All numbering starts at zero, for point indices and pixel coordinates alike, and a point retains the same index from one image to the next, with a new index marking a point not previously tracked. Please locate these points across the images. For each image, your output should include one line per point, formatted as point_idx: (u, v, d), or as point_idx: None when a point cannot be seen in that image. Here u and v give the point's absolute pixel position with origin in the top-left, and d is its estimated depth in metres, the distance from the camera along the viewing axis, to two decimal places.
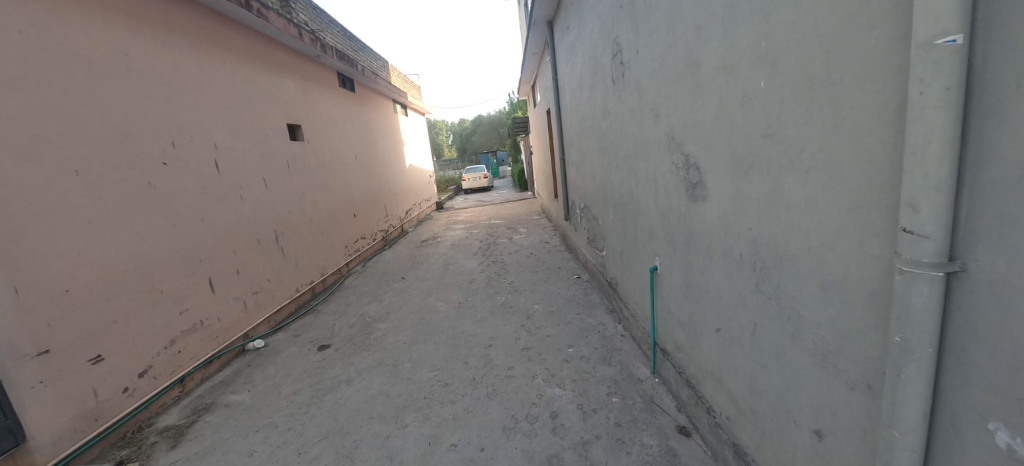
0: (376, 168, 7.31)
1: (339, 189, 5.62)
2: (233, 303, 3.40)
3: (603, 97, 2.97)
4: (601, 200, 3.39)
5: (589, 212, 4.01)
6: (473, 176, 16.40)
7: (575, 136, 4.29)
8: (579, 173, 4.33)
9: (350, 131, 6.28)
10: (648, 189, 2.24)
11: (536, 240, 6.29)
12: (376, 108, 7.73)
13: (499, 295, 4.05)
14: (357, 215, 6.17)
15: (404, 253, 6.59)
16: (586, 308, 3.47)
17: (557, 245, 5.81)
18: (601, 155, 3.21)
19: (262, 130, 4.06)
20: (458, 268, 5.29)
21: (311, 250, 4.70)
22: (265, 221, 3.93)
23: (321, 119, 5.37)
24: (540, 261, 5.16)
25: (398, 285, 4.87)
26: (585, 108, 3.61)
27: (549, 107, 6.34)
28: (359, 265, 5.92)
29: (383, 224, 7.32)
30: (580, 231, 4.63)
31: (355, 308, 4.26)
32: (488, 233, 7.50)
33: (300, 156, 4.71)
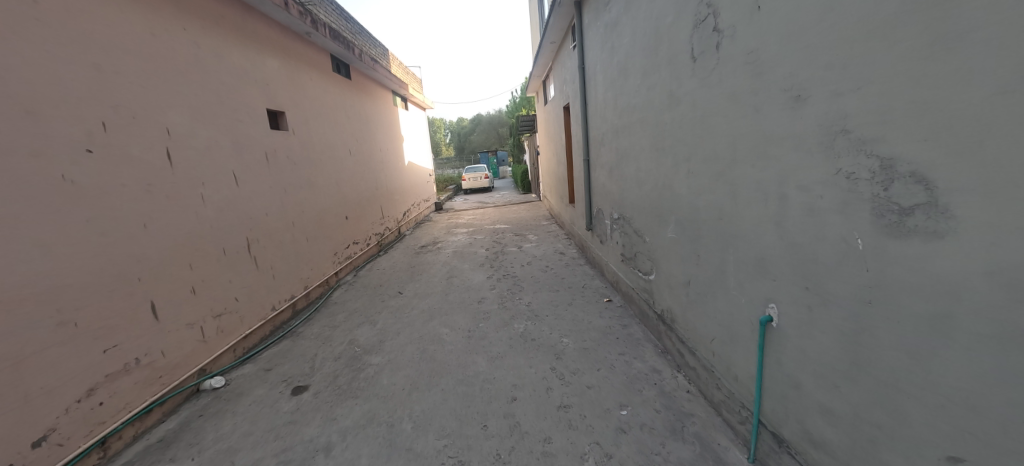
0: (372, 165, 6.55)
1: (328, 188, 4.88)
2: (186, 331, 2.68)
3: (669, 82, 2.30)
4: (652, 213, 2.72)
5: (628, 225, 3.31)
6: (473, 175, 15.68)
7: (609, 134, 3.61)
8: (613, 178, 3.64)
9: (343, 122, 5.52)
10: (760, 205, 1.58)
11: (551, 251, 5.58)
12: (373, 99, 6.96)
13: (516, 323, 3.34)
14: (348, 217, 5.42)
15: (401, 262, 5.84)
16: (630, 347, 2.78)
17: (576, 258, 5.11)
18: (658, 156, 2.54)
19: (234, 115, 3.35)
20: (463, 283, 4.57)
21: (291, 260, 3.97)
22: (233, 226, 3.20)
23: (310, 106, 4.64)
24: (559, 278, 4.46)
25: (394, 302, 4.15)
26: (633, 98, 2.93)
27: (567, 101, 5.63)
28: (349, 275, 5.19)
29: (378, 227, 6.58)
30: (610, 246, 3.94)
31: (342, 331, 3.54)
32: (495, 240, 6.78)
33: (282, 148, 3.99)
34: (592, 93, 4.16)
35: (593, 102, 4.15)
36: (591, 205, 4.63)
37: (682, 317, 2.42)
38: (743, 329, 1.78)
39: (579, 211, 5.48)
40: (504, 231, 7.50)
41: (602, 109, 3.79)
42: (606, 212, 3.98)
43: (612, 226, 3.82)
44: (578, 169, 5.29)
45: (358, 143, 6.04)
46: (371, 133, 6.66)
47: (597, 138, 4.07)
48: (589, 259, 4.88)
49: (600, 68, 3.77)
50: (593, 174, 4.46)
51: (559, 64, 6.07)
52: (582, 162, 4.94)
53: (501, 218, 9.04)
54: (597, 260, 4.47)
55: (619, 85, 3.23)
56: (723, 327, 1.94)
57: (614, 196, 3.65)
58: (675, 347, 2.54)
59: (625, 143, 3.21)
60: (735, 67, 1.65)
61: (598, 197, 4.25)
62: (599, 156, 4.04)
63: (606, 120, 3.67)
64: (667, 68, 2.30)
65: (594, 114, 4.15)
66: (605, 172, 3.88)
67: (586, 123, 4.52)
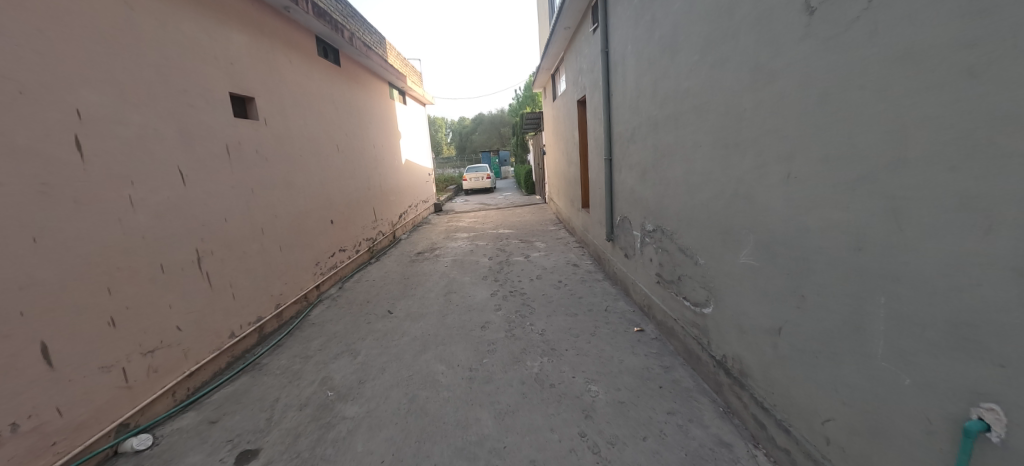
0: (364, 163, 5.90)
1: (309, 188, 4.23)
2: (99, 377, 2.05)
3: (755, 50, 1.66)
4: (714, 228, 2.07)
5: (671, 241, 2.65)
6: (473, 175, 15.05)
7: (644, 127, 2.97)
8: (648, 182, 2.98)
9: (329, 114, 4.87)
10: (980, 238, 0.94)
11: (563, 262, 4.93)
12: (366, 90, 6.29)
13: (529, 361, 2.69)
14: (334, 222, 4.76)
15: (393, 272, 5.18)
16: (679, 403, 2.14)
17: (593, 273, 4.46)
18: (728, 154, 1.90)
19: (183, 98, 2.71)
20: (463, 301, 3.92)
21: (259, 274, 3.32)
22: (178, 236, 2.56)
23: (288, 93, 3.99)
24: (575, 297, 3.81)
25: (381, 325, 3.50)
26: (685, 80, 2.28)
27: (584, 93, 4.97)
28: (333, 287, 4.54)
29: (370, 231, 5.93)
30: (640, 263, 3.29)
31: (314, 365, 2.89)
32: (499, 247, 6.12)
33: (249, 140, 3.34)
34: (618, 80, 3.52)
35: (620, 92, 3.49)
36: (613, 213, 3.98)
37: (764, 374, 1.77)
38: (920, 428, 1.13)
39: (596, 218, 4.84)
40: (508, 236, 6.85)
41: (634, 99, 3.15)
42: (635, 224, 3.33)
43: (643, 239, 3.18)
44: (595, 171, 4.64)
45: (348, 137, 5.38)
46: (363, 128, 6.00)
47: (624, 134, 3.44)
48: (609, 275, 4.22)
49: (632, 48, 3.11)
50: (616, 176, 3.81)
51: (573, 52, 5.41)
52: (602, 163, 4.30)
53: (504, 222, 8.37)
54: (621, 277, 3.82)
55: (662, 67, 2.58)
56: (860, 411, 1.29)
57: (649, 204, 3.00)
58: (748, 410, 1.90)
59: (668, 139, 2.57)
60: (918, 9, 1.02)
61: (624, 204, 3.61)
62: (628, 155, 3.40)
63: (640, 111, 3.03)
64: (754, 32, 1.66)
65: (620, 106, 3.50)
66: (636, 175, 3.23)
67: (609, 118, 3.87)
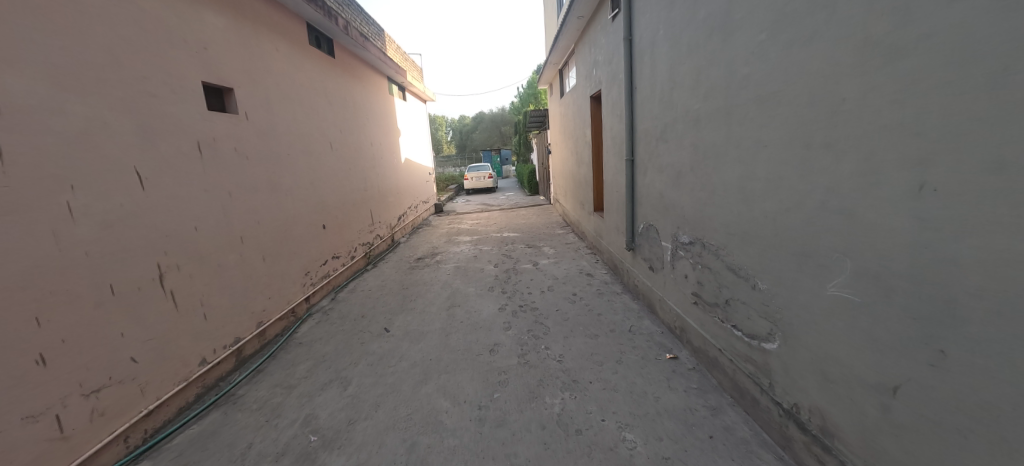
0: (360, 162, 5.49)
1: (298, 190, 3.83)
2: (21, 430, 1.66)
3: (863, 18, 1.25)
4: (785, 247, 1.67)
5: (716, 258, 2.25)
6: (475, 175, 14.62)
7: (679, 123, 2.58)
8: (683, 187, 2.58)
9: (322, 108, 4.46)
10: None
11: (576, 272, 4.52)
12: (363, 83, 5.87)
13: (548, 397, 2.30)
14: (327, 226, 4.36)
15: (391, 281, 4.78)
16: (739, 462, 1.74)
17: (610, 284, 4.06)
18: (812, 154, 1.50)
19: (143, 87, 2.32)
20: (469, 317, 3.52)
21: (237, 289, 2.92)
22: (133, 250, 2.17)
23: (275, 84, 3.59)
24: (593, 313, 3.41)
25: (377, 346, 3.09)
26: (742, 64, 1.88)
27: (600, 87, 4.55)
28: (325, 299, 4.13)
29: (366, 235, 5.52)
30: (671, 279, 2.88)
31: (298, 399, 2.49)
32: (505, 252, 5.72)
33: (227, 137, 2.94)
34: (645, 70, 3.11)
35: (647, 83, 3.09)
36: (635, 220, 3.58)
37: (865, 442, 1.37)
38: None
39: (611, 224, 4.44)
40: (513, 241, 6.44)
41: (666, 91, 2.75)
42: (665, 233, 2.93)
43: (675, 252, 2.79)
44: (612, 172, 4.26)
45: (343, 133, 4.97)
46: (360, 124, 5.60)
47: (653, 131, 3.03)
48: (629, 289, 3.82)
49: (665, 32, 2.70)
50: (639, 179, 3.41)
51: (587, 42, 4.99)
52: (621, 163, 3.90)
53: (509, 225, 7.96)
54: (645, 291, 3.41)
55: (707, 51, 2.18)
56: None
57: (684, 212, 2.60)
58: None
59: (714, 136, 2.17)
60: None
61: (650, 210, 3.21)
62: (656, 155, 3.00)
63: (675, 104, 2.62)
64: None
65: (647, 100, 3.09)
66: (667, 178, 2.83)
67: (631, 113, 3.46)
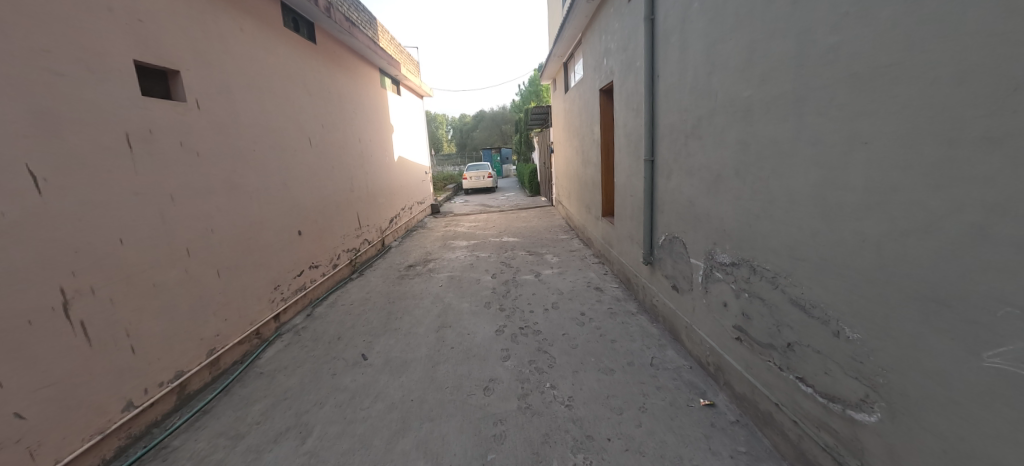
0: (346, 161, 4.99)
1: (266, 192, 3.34)
2: None
3: None
4: (900, 287, 1.19)
5: (771, 288, 1.77)
6: (475, 174, 14.17)
7: (720, 115, 2.08)
8: (724, 194, 2.09)
9: (300, 100, 3.96)
10: None
11: (583, 285, 4.02)
12: (351, 74, 5.37)
13: (556, 461, 1.81)
14: (303, 232, 3.86)
15: (377, 292, 4.28)
16: None
17: (623, 302, 3.56)
18: (960, 156, 1.02)
19: (44, 63, 1.83)
20: (461, 341, 3.02)
21: (181, 312, 2.43)
22: (22, 272, 1.69)
23: (239, 69, 3.10)
24: (606, 339, 2.91)
25: (350, 379, 2.60)
26: (825, 32, 1.39)
27: (612, 78, 4.05)
28: (298, 316, 3.64)
29: (352, 240, 5.03)
30: (704, 304, 2.39)
31: (244, 454, 2.00)
32: (504, 260, 5.21)
33: (171, 128, 2.46)
34: (672, 54, 2.61)
35: (673, 70, 2.59)
36: (656, 230, 3.08)
37: None
38: None
39: (623, 232, 3.94)
40: (513, 247, 5.93)
41: (701, 76, 2.25)
42: (696, 249, 2.43)
43: (709, 273, 2.29)
44: (625, 174, 3.77)
45: (326, 128, 4.48)
46: (346, 118, 5.11)
47: (681, 126, 2.53)
48: (647, 309, 3.32)
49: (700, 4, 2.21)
50: (661, 183, 2.91)
51: (597, 29, 4.48)
52: (638, 164, 3.40)
53: (508, 229, 7.45)
54: (667, 314, 2.92)
55: (767, 20, 1.68)
56: None
57: (725, 225, 2.11)
58: None
59: (775, 131, 1.68)
60: None
61: (676, 220, 2.71)
62: (685, 155, 2.51)
63: (714, 92, 2.13)
64: None
65: (674, 89, 2.59)
66: (700, 183, 2.33)
67: (652, 106, 2.97)
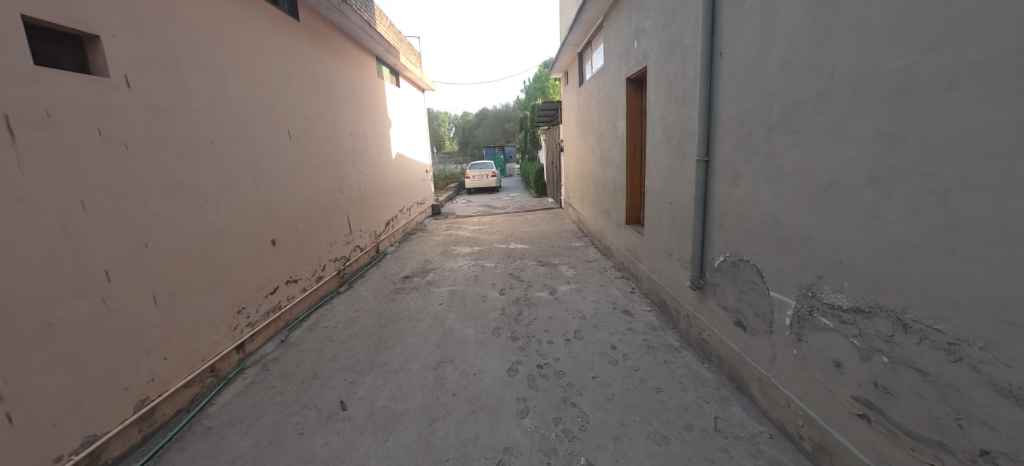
0: (333, 157, 4.36)
1: (228, 194, 2.72)
2: None
3: None
4: None
5: (945, 360, 1.18)
6: (478, 173, 13.69)
7: (841, 97, 1.47)
8: (843, 211, 1.47)
9: (276, 84, 3.34)
10: None
11: (609, 308, 3.40)
12: (341, 59, 4.73)
13: None
14: (277, 241, 3.24)
15: (365, 311, 3.66)
16: None
17: (660, 332, 2.93)
18: None
19: None
20: (465, 385, 2.41)
21: (95, 355, 1.83)
22: None
23: (191, 41, 2.49)
24: (649, 388, 2.29)
25: (322, 442, 1.99)
26: None
27: (645, 62, 3.42)
28: (268, 343, 3.02)
29: (341, 248, 4.41)
30: (794, 355, 1.77)
31: None
32: (512, 272, 4.58)
33: (84, 111, 1.85)
34: (746, 22, 1.99)
35: (749, 42, 1.97)
36: (710, 248, 2.46)
37: None
38: None
39: (657, 246, 3.32)
40: (522, 255, 5.30)
41: (802, 46, 1.63)
42: (781, 279, 1.82)
43: (808, 317, 1.68)
44: (661, 177, 3.14)
45: (309, 120, 3.86)
46: (335, 109, 4.49)
47: (760, 116, 1.92)
48: (694, 344, 2.69)
49: None
50: (721, 190, 2.29)
51: (626, 7, 3.84)
52: (682, 165, 2.78)
53: (515, 234, 6.82)
54: (727, 356, 2.29)
55: None
56: None
57: (843, 253, 1.49)
58: None
59: (965, 119, 1.10)
60: None
61: (745, 238, 2.09)
62: (767, 154, 1.89)
63: (828, 65, 1.51)
64: None
65: (749, 68, 1.97)
66: (793, 192, 1.71)
67: (709, 92, 2.35)
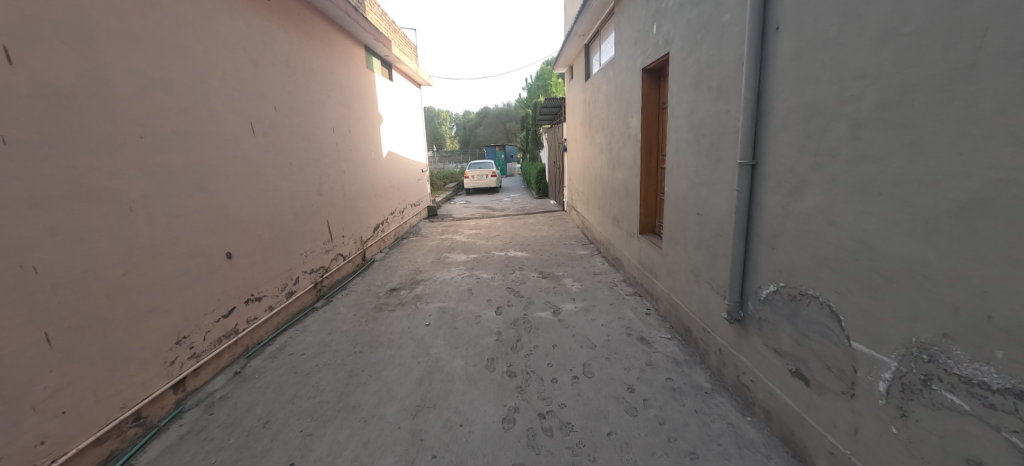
0: (311, 156, 3.87)
1: (167, 200, 2.25)
2: None
3: None
4: None
5: None
6: (478, 173, 13.18)
7: (999, 75, 0.99)
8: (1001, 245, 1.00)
9: (237, 70, 2.86)
10: None
11: (622, 335, 2.91)
12: (323, 47, 4.24)
13: None
14: (235, 254, 2.76)
15: (340, 333, 3.18)
16: None
17: (686, 369, 2.44)
18: None
19: None
20: (450, 442, 1.93)
21: None
22: None
23: (116, 11, 2.02)
24: (679, 452, 1.81)
25: None
26: None
27: (667, 49, 2.94)
28: (218, 377, 2.54)
29: (319, 258, 3.93)
30: (895, 435, 1.30)
31: None
32: (511, 286, 4.09)
33: None
34: None
35: (823, 10, 1.49)
36: (756, 273, 1.98)
37: None
38: None
39: (680, 263, 2.83)
40: (522, 266, 4.80)
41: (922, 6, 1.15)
42: (873, 329, 1.34)
43: (922, 390, 1.21)
44: (687, 182, 2.66)
45: (280, 113, 3.37)
46: (315, 102, 4.01)
47: (840, 106, 1.44)
48: (731, 388, 2.20)
49: None
50: (774, 202, 1.81)
51: None
52: (716, 169, 2.29)
53: (514, 239, 6.32)
54: (780, 414, 1.80)
55: None
56: None
57: (996, 307, 1.02)
58: None
59: None
60: None
61: (813, 266, 1.60)
62: (851, 157, 1.41)
63: (973, 30, 1.04)
64: None
65: (824, 43, 1.49)
66: (901, 212, 1.23)
67: (759, 79, 1.87)
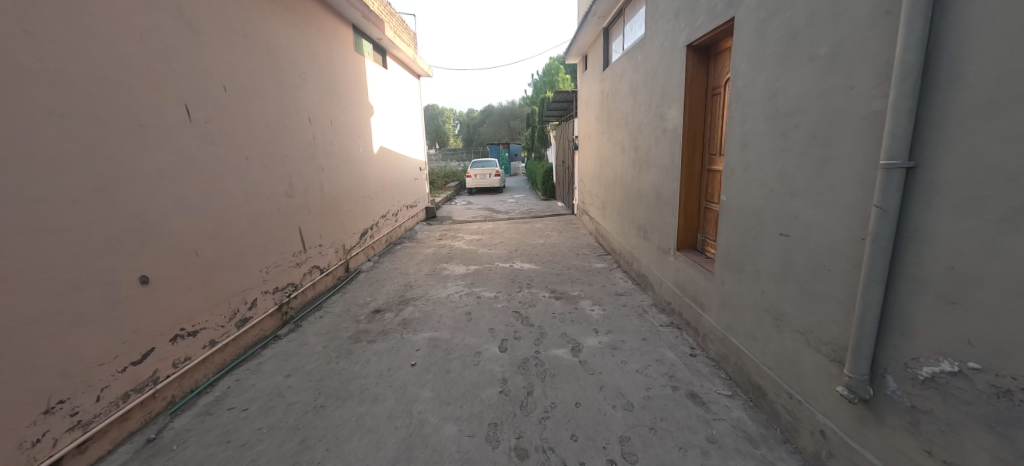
0: (280, 150, 3.20)
1: (33, 208, 1.58)
2: None
3: None
4: None
5: None
6: (479, 172, 12.40)
7: None
8: None
9: (164, 35, 2.18)
10: None
11: (667, 390, 2.20)
12: (298, 21, 3.56)
13: None
14: (154, 278, 2.08)
15: (300, 376, 2.48)
16: None
17: (768, 454, 1.73)
18: None
19: None
20: None
21: None
22: None
23: None
24: None
25: None
26: None
27: (730, 14, 2.24)
28: (118, 449, 1.86)
29: (286, 274, 3.23)
30: None
31: None
32: (518, 309, 3.39)
33: None
34: None
35: None
36: (905, 334, 1.28)
37: None
38: None
39: (746, 297, 2.13)
40: (530, 282, 4.09)
41: None
42: None
43: None
44: (763, 189, 1.96)
45: (231, 95, 2.68)
46: (286, 85, 3.32)
47: None
48: None
49: None
50: (958, 232, 1.12)
51: None
52: (822, 172, 1.59)
53: (520, 247, 5.62)
54: None
55: None
56: None
57: None
58: None
59: None
60: None
61: None
62: None
63: None
64: None
65: None
66: None
67: (929, 35, 1.18)
